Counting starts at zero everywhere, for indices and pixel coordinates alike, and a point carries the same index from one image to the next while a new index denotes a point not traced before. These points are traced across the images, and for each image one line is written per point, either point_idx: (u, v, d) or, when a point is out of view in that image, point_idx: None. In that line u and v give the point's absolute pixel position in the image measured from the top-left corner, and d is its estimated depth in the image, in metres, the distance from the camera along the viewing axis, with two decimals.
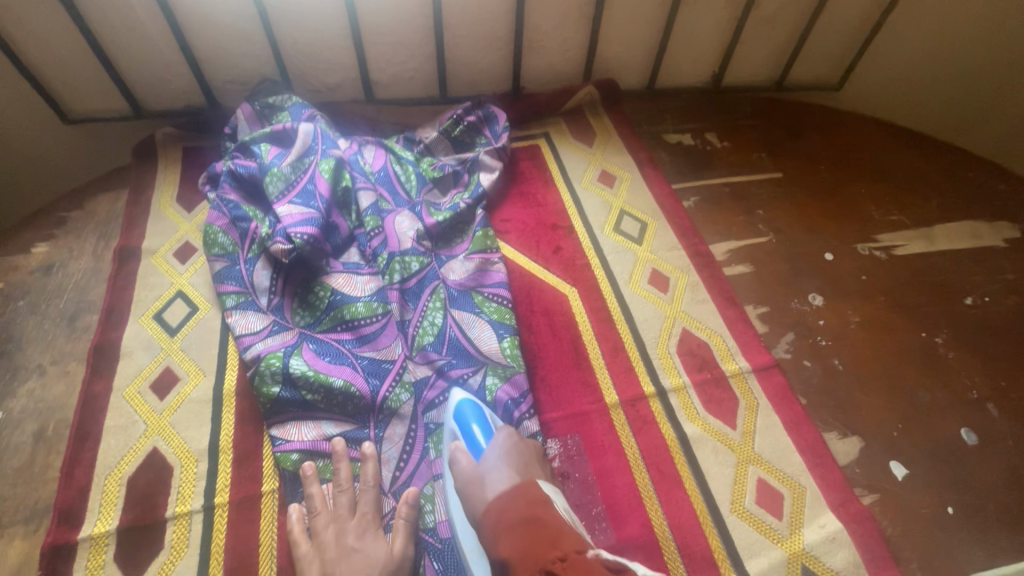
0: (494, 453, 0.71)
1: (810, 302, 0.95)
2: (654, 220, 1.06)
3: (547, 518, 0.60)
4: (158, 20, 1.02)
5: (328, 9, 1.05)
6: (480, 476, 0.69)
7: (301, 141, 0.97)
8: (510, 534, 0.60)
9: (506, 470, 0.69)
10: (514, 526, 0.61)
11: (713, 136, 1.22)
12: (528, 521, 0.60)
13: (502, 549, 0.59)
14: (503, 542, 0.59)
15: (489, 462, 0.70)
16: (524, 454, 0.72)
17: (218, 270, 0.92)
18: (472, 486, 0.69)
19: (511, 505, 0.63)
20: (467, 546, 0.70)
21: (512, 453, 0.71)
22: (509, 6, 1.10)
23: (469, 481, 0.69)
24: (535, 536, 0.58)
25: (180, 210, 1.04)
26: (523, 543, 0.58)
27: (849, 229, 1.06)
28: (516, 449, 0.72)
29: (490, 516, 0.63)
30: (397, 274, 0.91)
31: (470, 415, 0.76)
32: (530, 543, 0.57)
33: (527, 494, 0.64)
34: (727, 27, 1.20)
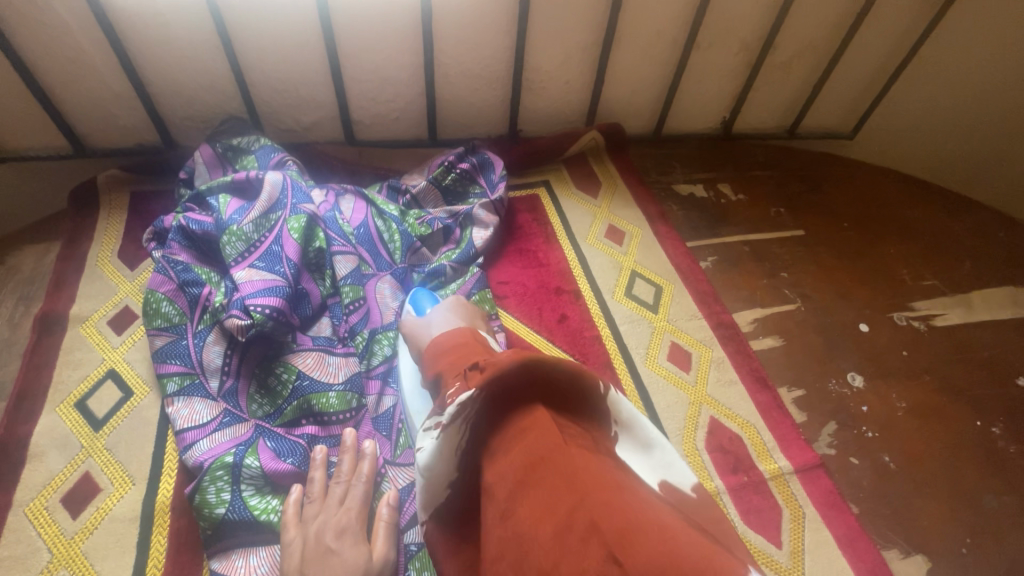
0: (438, 313, 0.73)
1: (850, 383, 0.84)
2: (670, 284, 0.94)
3: (474, 342, 0.59)
4: (102, 45, 0.88)
5: (302, 41, 0.93)
6: (421, 325, 0.72)
7: (268, 194, 0.83)
8: (444, 355, 0.58)
9: (447, 319, 0.72)
10: (450, 348, 0.59)
11: (727, 188, 1.12)
12: (461, 345, 0.58)
13: (436, 369, 0.58)
14: (435, 364, 0.58)
15: (431, 317, 0.73)
16: (465, 310, 0.76)
17: (159, 347, 0.76)
18: (418, 338, 0.71)
19: (447, 339, 0.61)
20: (416, 410, 0.71)
21: (455, 308, 0.75)
22: (507, 42, 0.99)
23: (412, 331, 0.73)
24: (465, 352, 0.57)
25: (121, 268, 0.89)
26: (450, 360, 0.57)
27: (882, 295, 0.96)
28: (459, 308, 0.75)
29: (429, 348, 0.61)
30: (377, 358, 0.79)
31: (424, 297, 0.80)
32: (459, 357, 0.56)
33: (462, 330, 0.62)
34: (740, 72, 1.11)
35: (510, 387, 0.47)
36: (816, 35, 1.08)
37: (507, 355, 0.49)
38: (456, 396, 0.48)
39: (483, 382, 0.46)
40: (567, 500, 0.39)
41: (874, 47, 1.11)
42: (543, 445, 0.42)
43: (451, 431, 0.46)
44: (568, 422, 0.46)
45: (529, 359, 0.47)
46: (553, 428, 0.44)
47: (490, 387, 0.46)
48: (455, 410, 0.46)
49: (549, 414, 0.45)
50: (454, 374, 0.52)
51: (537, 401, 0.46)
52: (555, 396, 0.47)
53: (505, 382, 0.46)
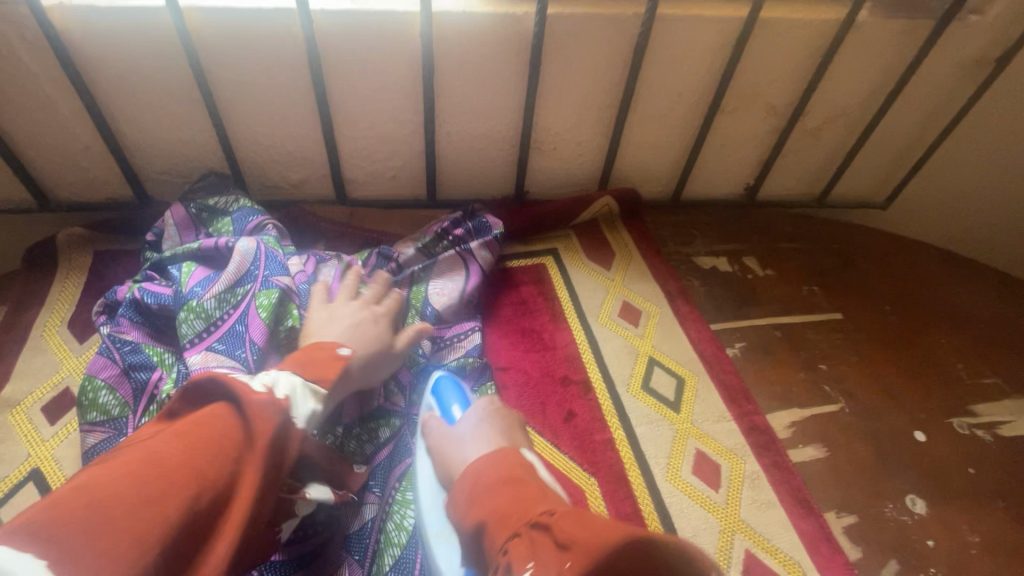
0: (470, 419, 0.65)
1: (909, 509, 0.71)
2: (693, 375, 0.83)
3: (525, 479, 0.51)
4: (70, 96, 0.80)
5: (290, 95, 0.85)
6: (454, 438, 0.64)
7: (237, 265, 0.73)
8: (489, 496, 0.51)
9: (482, 430, 0.63)
10: (494, 491, 0.51)
11: (753, 261, 1.02)
12: (507, 484, 0.51)
13: (478, 517, 0.50)
14: (475, 509, 0.50)
15: (462, 426, 0.64)
16: (507, 419, 0.66)
17: (90, 446, 0.65)
18: (447, 448, 0.63)
19: (490, 467, 0.53)
20: (433, 530, 0.62)
21: (489, 416, 0.65)
22: (515, 102, 0.91)
23: (441, 446, 0.64)
24: (517, 496, 0.49)
25: (69, 341, 0.78)
26: (496, 504, 0.49)
27: (938, 396, 0.84)
28: (495, 414, 0.65)
29: (465, 480, 0.54)
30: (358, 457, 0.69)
31: (447, 387, 0.73)
32: (511, 503, 0.49)
33: (510, 454, 0.54)
34: (767, 137, 1.03)
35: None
36: (849, 102, 0.99)
37: (588, 528, 0.40)
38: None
39: None
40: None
41: (912, 115, 1.03)
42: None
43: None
44: None
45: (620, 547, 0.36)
46: None
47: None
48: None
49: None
50: (513, 538, 0.45)
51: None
52: None
53: (595, 571, 0.36)
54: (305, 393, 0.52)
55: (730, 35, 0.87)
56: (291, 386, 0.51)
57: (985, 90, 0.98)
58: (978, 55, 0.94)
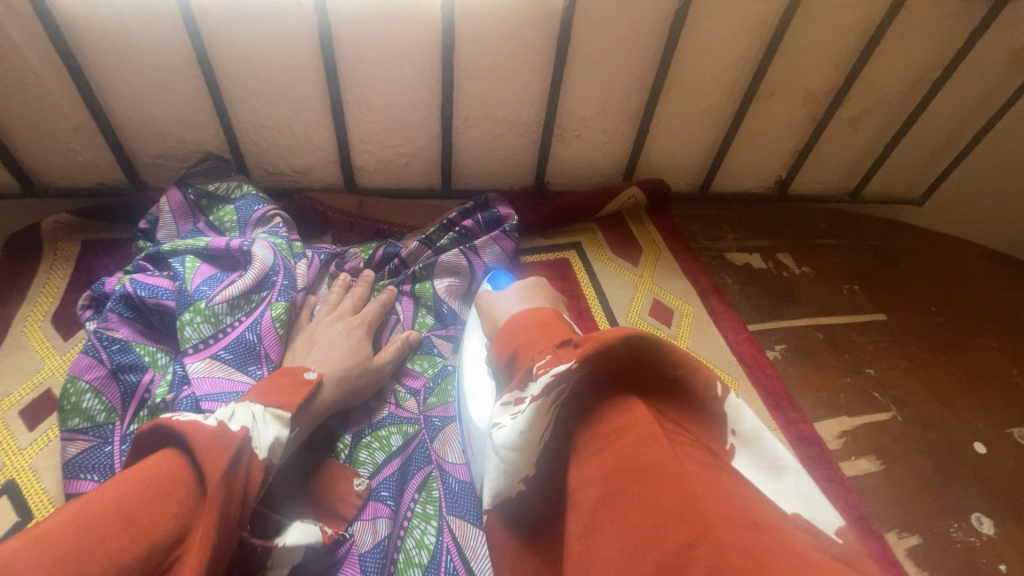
0: (512, 293, 0.71)
1: (976, 529, 0.65)
2: (733, 380, 0.76)
3: (558, 321, 0.52)
4: (59, 70, 0.74)
5: (297, 72, 0.78)
6: (497, 302, 0.70)
7: (256, 270, 0.67)
8: (523, 331, 0.52)
9: (525, 300, 0.69)
10: (530, 328, 0.51)
11: (788, 258, 0.96)
12: (545, 326, 0.51)
13: (510, 349, 0.52)
14: (509, 341, 0.52)
15: (507, 295, 0.71)
16: (544, 294, 0.73)
17: (71, 456, 0.58)
18: (490, 312, 0.69)
19: (524, 317, 0.53)
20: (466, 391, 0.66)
21: (530, 293, 0.71)
22: (540, 84, 0.85)
23: (486, 307, 0.71)
24: (550, 330, 0.50)
25: (52, 338, 0.71)
26: (527, 335, 0.51)
27: (996, 405, 0.78)
28: (533, 290, 0.72)
29: (503, 326, 0.55)
30: (364, 469, 0.63)
31: (504, 281, 0.78)
32: (541, 334, 0.50)
33: (545, 312, 0.54)
34: (803, 127, 0.97)
35: (606, 375, 0.42)
36: (893, 90, 0.93)
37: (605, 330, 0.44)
38: (548, 368, 0.44)
39: (581, 359, 0.41)
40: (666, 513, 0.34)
41: (957, 106, 0.97)
42: (648, 452, 0.37)
43: (540, 405, 0.42)
44: (667, 414, 0.41)
45: (629, 344, 0.41)
46: (655, 424, 0.39)
47: (591, 363, 0.41)
48: (547, 383, 0.42)
49: (651, 417, 0.40)
50: (538, 356, 0.47)
51: (633, 395, 0.41)
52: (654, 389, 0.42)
53: (603, 369, 0.42)
54: (267, 418, 0.50)
55: (774, 14, 0.81)
56: (249, 415, 0.49)
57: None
58: None
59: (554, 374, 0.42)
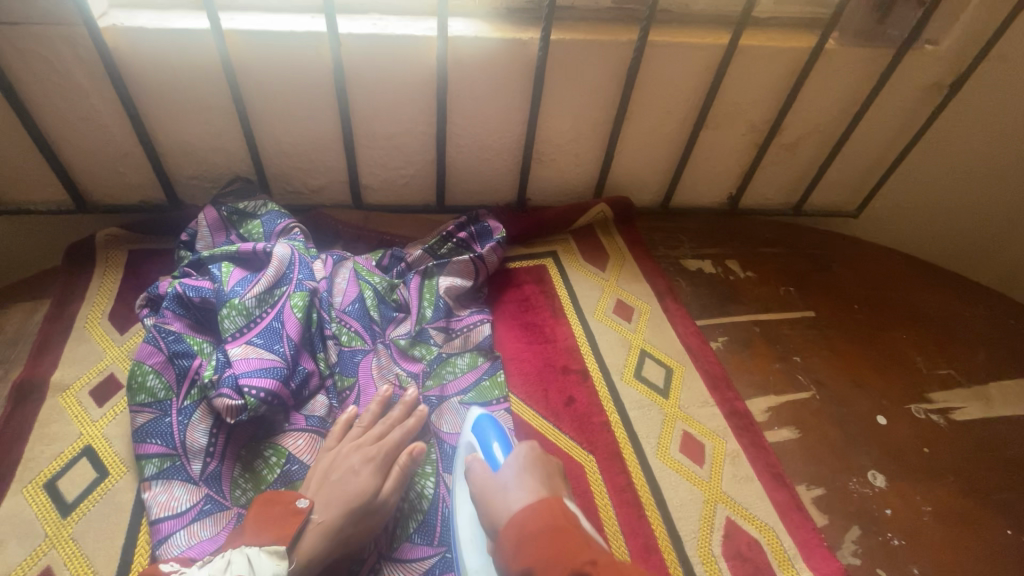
0: (511, 468, 0.64)
1: (871, 483, 0.80)
2: (680, 365, 0.91)
3: (568, 526, 0.55)
4: (115, 107, 0.88)
5: (315, 108, 0.93)
6: (497, 486, 0.64)
7: (275, 269, 0.81)
8: (534, 543, 0.54)
9: (525, 479, 0.63)
10: (539, 539, 0.54)
11: (735, 264, 1.11)
12: (555, 531, 0.54)
13: (523, 563, 0.53)
14: (523, 553, 0.54)
15: (504, 473, 0.64)
16: (545, 466, 0.66)
17: (139, 425, 0.72)
18: (491, 497, 0.63)
19: (532, 518, 0.56)
20: (473, 567, 0.65)
21: (530, 464, 0.65)
22: (520, 117, 1.00)
23: (482, 491, 0.65)
24: (563, 546, 0.52)
25: (111, 332, 0.85)
26: (543, 552, 0.52)
27: (898, 385, 0.93)
28: (529, 462, 0.65)
29: (511, 527, 0.57)
30: None
31: (488, 430, 0.71)
32: (556, 552, 0.52)
33: (552, 505, 0.57)
34: (747, 151, 1.13)
35: None
36: (821, 120, 1.09)
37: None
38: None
39: None
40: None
41: (877, 132, 1.13)
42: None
43: None
44: None
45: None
46: None
47: None
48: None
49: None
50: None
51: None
52: None
53: None
54: (264, 556, 0.60)
55: (713, 60, 0.97)
56: (245, 562, 0.58)
57: (943, 110, 1.08)
58: (934, 80, 1.05)
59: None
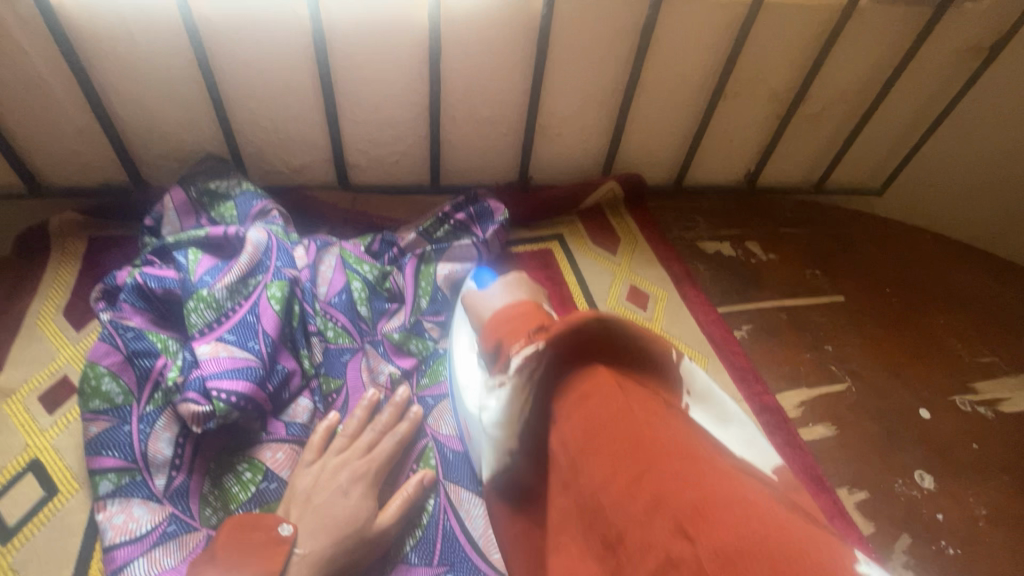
0: (497, 289, 0.69)
1: (918, 485, 0.73)
2: (703, 357, 0.83)
3: (539, 312, 0.57)
4: (64, 75, 0.78)
5: (294, 78, 0.83)
6: (485, 298, 0.68)
7: (249, 255, 0.72)
8: (506, 325, 0.56)
9: (511, 292, 0.66)
10: (512, 319, 0.57)
11: (756, 246, 1.03)
12: (525, 319, 0.56)
13: (495, 340, 0.56)
14: (493, 334, 0.57)
15: (491, 291, 0.69)
16: (529, 288, 0.70)
17: (93, 435, 0.63)
18: (477, 309, 0.69)
19: (508, 311, 0.58)
20: (461, 382, 0.68)
21: (517, 283, 0.70)
22: (522, 86, 0.91)
23: (474, 305, 0.70)
24: (531, 322, 0.55)
25: (65, 328, 0.75)
26: (510, 329, 0.56)
27: (939, 375, 0.86)
28: (515, 285, 0.70)
29: (490, 319, 0.59)
30: None
31: (485, 279, 0.77)
32: (521, 327, 0.55)
33: (532, 304, 0.59)
34: (767, 124, 1.04)
35: (573, 355, 0.48)
36: (849, 89, 1.00)
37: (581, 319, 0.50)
38: (524, 350, 0.49)
39: (549, 343, 0.48)
40: (626, 442, 0.42)
41: (908, 103, 1.04)
42: (609, 411, 0.44)
43: (516, 386, 0.48)
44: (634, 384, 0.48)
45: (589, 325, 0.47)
46: (616, 387, 0.45)
47: (553, 365, 0.48)
48: (520, 366, 0.48)
49: (613, 373, 0.47)
50: (521, 341, 0.52)
51: (600, 360, 0.48)
52: (616, 354, 0.49)
53: (569, 343, 0.47)
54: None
55: (735, 22, 0.88)
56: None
57: (981, 76, 1.00)
58: (973, 42, 0.96)
59: (526, 355, 0.48)
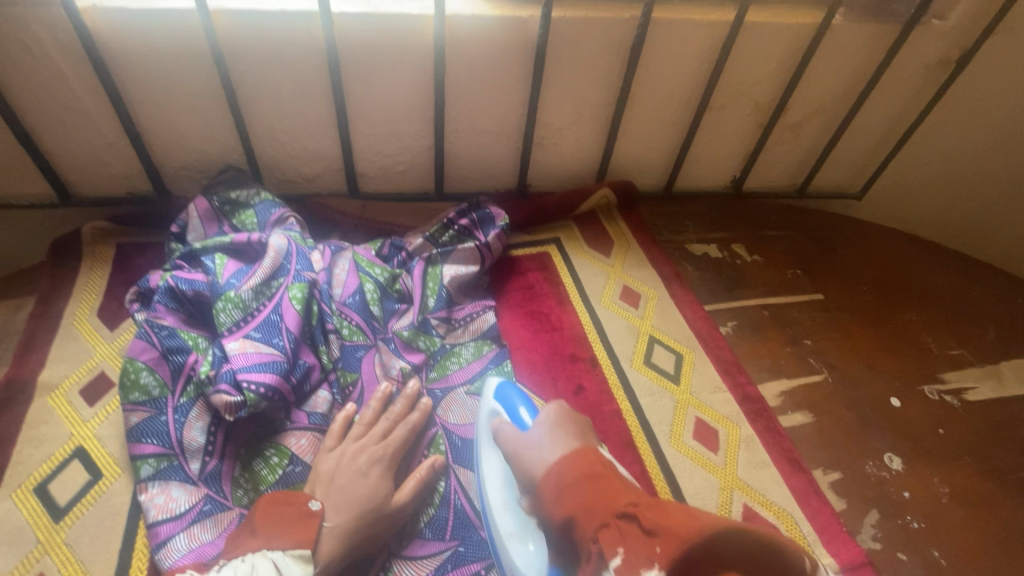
0: (540, 430, 0.62)
1: (887, 466, 0.79)
2: (690, 351, 0.89)
3: (609, 473, 0.53)
4: (97, 95, 0.84)
5: (308, 93, 0.89)
6: (526, 443, 0.62)
7: (271, 260, 0.78)
8: (573, 492, 0.53)
9: (557, 439, 0.60)
10: (581, 489, 0.52)
11: (740, 247, 1.09)
12: (591, 480, 0.53)
13: (567, 509, 0.52)
14: (564, 504, 0.52)
15: (534, 435, 0.62)
16: (576, 422, 0.64)
17: (134, 424, 0.69)
18: (521, 457, 0.61)
19: (570, 468, 0.55)
20: (507, 528, 0.64)
21: (560, 422, 0.62)
22: (520, 100, 0.97)
23: (515, 451, 0.62)
24: (605, 491, 0.51)
25: (100, 329, 0.82)
26: (583, 499, 0.51)
27: (909, 365, 0.92)
28: (560, 421, 0.62)
29: (548, 481, 0.56)
30: None
31: (515, 397, 0.70)
32: (597, 497, 0.51)
33: (587, 454, 0.57)
34: (751, 133, 1.10)
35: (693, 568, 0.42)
36: (826, 100, 1.07)
37: (678, 518, 0.45)
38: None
39: (662, 564, 0.43)
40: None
41: (882, 113, 1.11)
42: None
43: None
44: None
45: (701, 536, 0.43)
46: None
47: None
48: None
49: None
50: (603, 528, 0.48)
51: (732, 570, 0.42)
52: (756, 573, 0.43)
53: (686, 559, 0.43)
54: (289, 561, 0.57)
55: (717, 40, 0.94)
56: (271, 566, 0.55)
57: (950, 87, 1.06)
58: (941, 56, 1.03)
59: None
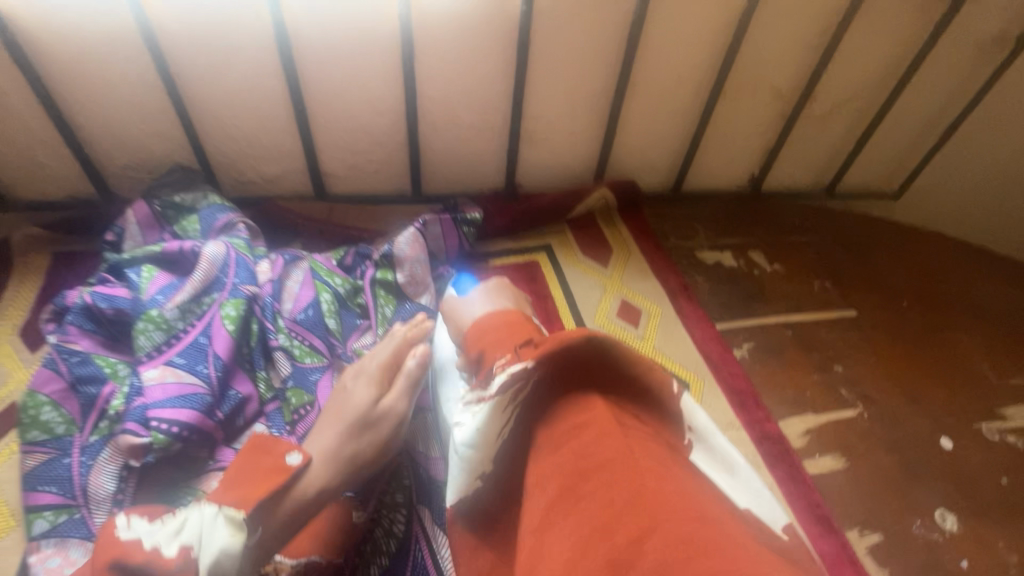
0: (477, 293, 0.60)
1: (939, 526, 0.65)
2: (698, 379, 0.76)
3: (526, 321, 0.50)
4: (20, 86, 0.74)
5: (260, 81, 0.78)
6: (462, 304, 0.59)
7: (203, 272, 0.68)
8: (489, 330, 0.50)
9: (491, 299, 0.58)
10: (495, 329, 0.49)
11: (759, 256, 0.95)
12: (510, 326, 0.49)
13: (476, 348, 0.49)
14: (475, 342, 0.50)
15: (469, 298, 0.60)
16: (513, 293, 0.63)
17: (30, 468, 0.59)
18: (454, 317, 0.60)
19: (492, 321, 0.50)
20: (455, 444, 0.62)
21: (498, 290, 0.61)
22: (505, 87, 0.85)
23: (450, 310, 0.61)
24: (514, 330, 0.48)
25: (20, 351, 0.72)
26: (492, 337, 0.49)
27: (964, 399, 0.78)
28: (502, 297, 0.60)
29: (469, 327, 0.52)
30: None
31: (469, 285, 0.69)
32: (505, 336, 0.48)
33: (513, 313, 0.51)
34: (773, 124, 0.96)
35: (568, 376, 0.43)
36: (861, 86, 0.93)
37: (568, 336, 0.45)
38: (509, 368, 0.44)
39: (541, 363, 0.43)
40: (631, 505, 0.36)
41: (928, 99, 0.96)
42: (601, 452, 0.39)
43: (499, 404, 0.43)
44: (628, 414, 0.42)
45: (587, 340, 0.43)
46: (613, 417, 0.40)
47: (545, 367, 0.43)
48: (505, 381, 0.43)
49: (610, 408, 0.41)
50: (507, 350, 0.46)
51: (592, 390, 0.43)
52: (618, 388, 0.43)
53: (561, 365, 0.43)
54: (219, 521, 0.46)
55: (732, 15, 0.81)
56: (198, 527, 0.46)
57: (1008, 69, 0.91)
58: (999, 32, 0.88)
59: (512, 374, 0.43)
